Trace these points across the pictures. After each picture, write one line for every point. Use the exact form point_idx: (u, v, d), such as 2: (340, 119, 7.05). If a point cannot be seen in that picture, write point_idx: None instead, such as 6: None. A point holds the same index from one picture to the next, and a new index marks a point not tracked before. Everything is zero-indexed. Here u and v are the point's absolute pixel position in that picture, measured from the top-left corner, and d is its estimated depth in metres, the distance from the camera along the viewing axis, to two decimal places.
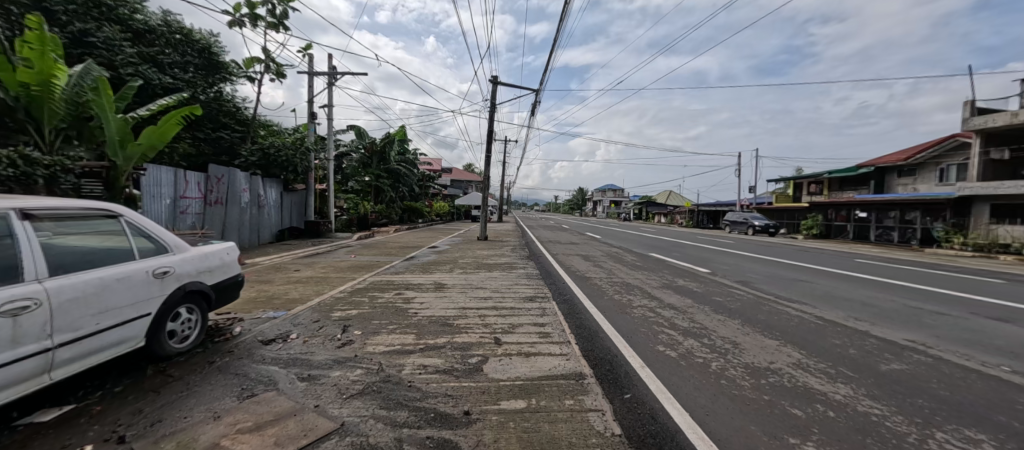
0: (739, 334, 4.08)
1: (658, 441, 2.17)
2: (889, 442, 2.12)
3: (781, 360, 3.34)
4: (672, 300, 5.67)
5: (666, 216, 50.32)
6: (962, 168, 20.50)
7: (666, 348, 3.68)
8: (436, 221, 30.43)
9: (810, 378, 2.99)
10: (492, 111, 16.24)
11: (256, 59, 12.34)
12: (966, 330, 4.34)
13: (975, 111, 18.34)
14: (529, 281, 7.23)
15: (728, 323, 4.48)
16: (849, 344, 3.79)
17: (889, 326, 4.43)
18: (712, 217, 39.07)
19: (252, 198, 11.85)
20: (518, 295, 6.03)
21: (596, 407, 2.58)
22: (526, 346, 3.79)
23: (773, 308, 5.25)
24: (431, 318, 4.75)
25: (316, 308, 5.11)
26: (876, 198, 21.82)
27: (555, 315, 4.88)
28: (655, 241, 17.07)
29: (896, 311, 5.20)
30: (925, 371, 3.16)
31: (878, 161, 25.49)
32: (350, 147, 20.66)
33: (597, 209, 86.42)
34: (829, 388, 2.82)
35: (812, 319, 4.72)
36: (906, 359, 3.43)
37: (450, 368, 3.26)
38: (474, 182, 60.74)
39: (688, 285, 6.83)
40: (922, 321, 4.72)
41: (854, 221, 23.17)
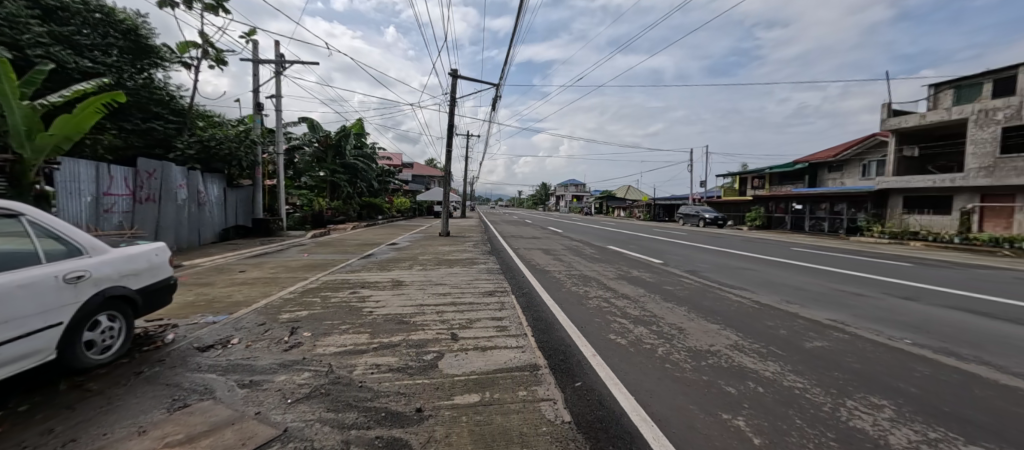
0: (685, 320, 4.31)
1: (605, 425, 2.26)
2: (808, 413, 2.33)
3: (720, 343, 3.57)
4: (626, 290, 5.89)
5: (625, 211, 52.24)
6: (880, 164, 22.82)
7: (617, 336, 3.82)
8: (397, 217, 29.81)
9: (744, 357, 3.22)
10: (453, 104, 16.05)
11: (193, 44, 11.38)
12: (879, 309, 4.84)
13: (890, 112, 20.32)
14: (489, 276, 7.23)
15: (676, 310, 4.74)
16: (780, 326, 4.12)
17: (814, 307, 4.87)
18: (668, 210, 41.00)
19: (191, 195, 10.96)
20: (476, 290, 6.01)
21: (548, 396, 2.63)
22: (482, 341, 3.80)
23: (717, 294, 5.61)
24: (386, 316, 4.62)
25: (262, 311, 4.82)
26: (811, 191, 23.75)
27: (514, 309, 4.92)
28: (613, 234, 17.58)
29: (823, 293, 5.70)
30: (841, 346, 3.51)
31: (811, 157, 27.81)
32: (303, 140, 19.78)
33: (559, 204, 88.16)
34: (760, 366, 3.06)
35: (750, 303, 5.08)
36: (829, 337, 3.77)
37: (404, 366, 3.20)
38: (436, 178, 59.95)
39: (641, 275, 7.15)
40: (844, 302, 5.22)
41: (791, 213, 25.22)
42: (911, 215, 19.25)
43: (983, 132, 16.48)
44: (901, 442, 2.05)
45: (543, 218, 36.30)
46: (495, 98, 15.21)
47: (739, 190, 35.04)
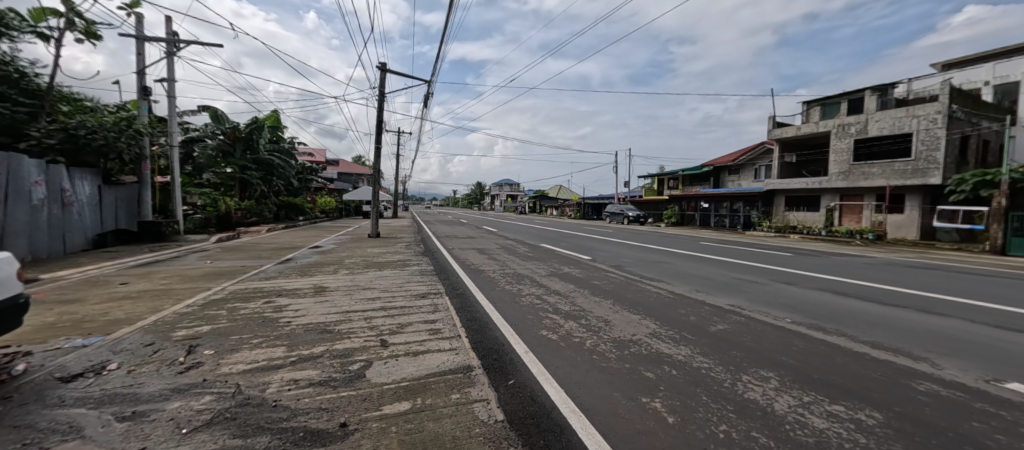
0: (610, 312, 4.60)
1: (537, 421, 2.31)
2: (712, 390, 2.61)
3: (641, 332, 3.87)
4: (557, 286, 6.11)
5: (558, 210, 54.31)
6: (768, 168, 26.51)
7: (548, 332, 3.95)
8: (321, 218, 27.71)
9: (660, 344, 3.52)
10: (382, 99, 15.33)
11: (52, 11, 9.40)
12: (768, 294, 5.61)
13: (775, 124, 23.69)
14: (422, 277, 7.03)
15: (602, 303, 5.04)
16: (690, 312, 4.58)
17: (718, 295, 5.49)
18: (596, 208, 43.46)
19: (52, 194, 9.06)
20: (408, 293, 5.81)
21: (481, 397, 2.62)
22: (414, 345, 3.67)
23: (638, 286, 6.07)
24: (306, 326, 4.25)
25: (151, 328, 4.15)
26: (716, 192, 26.79)
27: (447, 311, 4.83)
28: (546, 233, 18.13)
29: (724, 282, 6.46)
30: (739, 328, 4.00)
31: (715, 161, 31.38)
32: (205, 132, 17.52)
33: (494, 203, 88.90)
34: (674, 350, 3.37)
35: (666, 293, 5.58)
36: (729, 320, 4.28)
37: (326, 379, 2.97)
38: (365, 176, 56.81)
39: (571, 271, 7.48)
40: (741, 288, 5.96)
41: (700, 211, 28.21)
42: (790, 212, 22.62)
43: (841, 143, 19.94)
44: (783, 407, 2.39)
45: (478, 217, 36.31)
46: (427, 95, 14.79)
47: (657, 190, 38.29)
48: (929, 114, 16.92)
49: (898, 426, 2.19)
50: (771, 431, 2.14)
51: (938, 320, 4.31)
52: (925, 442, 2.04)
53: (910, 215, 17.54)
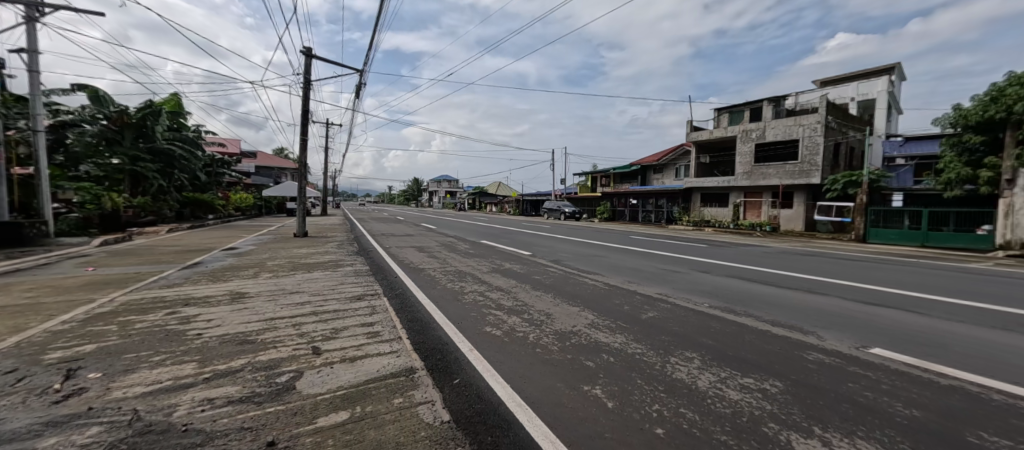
0: (551, 305, 4.74)
1: (484, 418, 2.30)
2: (645, 373, 2.82)
3: (580, 323, 4.04)
4: (499, 283, 6.14)
5: (497, 206, 54.68)
6: (686, 168, 29.16)
7: (491, 328, 3.95)
8: (236, 216, 24.90)
9: (598, 333, 3.71)
10: (307, 87, 14.13)
11: None
12: (689, 282, 6.17)
13: (692, 128, 26.10)
14: (357, 278, 6.64)
15: (543, 297, 5.17)
16: (624, 302, 4.89)
17: (648, 285, 5.92)
18: (534, 205, 44.47)
19: None
20: (342, 296, 5.45)
21: (426, 399, 2.55)
22: (350, 351, 3.45)
23: (576, 279, 6.33)
24: (223, 338, 3.79)
25: (11, 353, 3.40)
26: (643, 189, 28.85)
27: (386, 312, 4.62)
28: (486, 229, 18.14)
29: (653, 272, 6.99)
30: (666, 315, 4.36)
31: (642, 161, 33.76)
32: (81, 115, 14.76)
33: (432, 200, 86.91)
34: (611, 339, 3.57)
35: (602, 285, 5.90)
36: (658, 308, 4.64)
37: (249, 394, 2.68)
38: (288, 170, 52.12)
39: (513, 267, 7.57)
40: (667, 278, 6.49)
41: (629, 207, 30.19)
42: (704, 207, 25.12)
43: (745, 147, 22.56)
44: (705, 384, 2.65)
45: (416, 214, 35.24)
46: (359, 85, 13.94)
47: (591, 187, 40.22)
48: (811, 123, 19.83)
49: (795, 392, 2.55)
50: (695, 406, 2.36)
51: (822, 299, 5.08)
52: (816, 404, 2.39)
53: (797, 209, 20.47)
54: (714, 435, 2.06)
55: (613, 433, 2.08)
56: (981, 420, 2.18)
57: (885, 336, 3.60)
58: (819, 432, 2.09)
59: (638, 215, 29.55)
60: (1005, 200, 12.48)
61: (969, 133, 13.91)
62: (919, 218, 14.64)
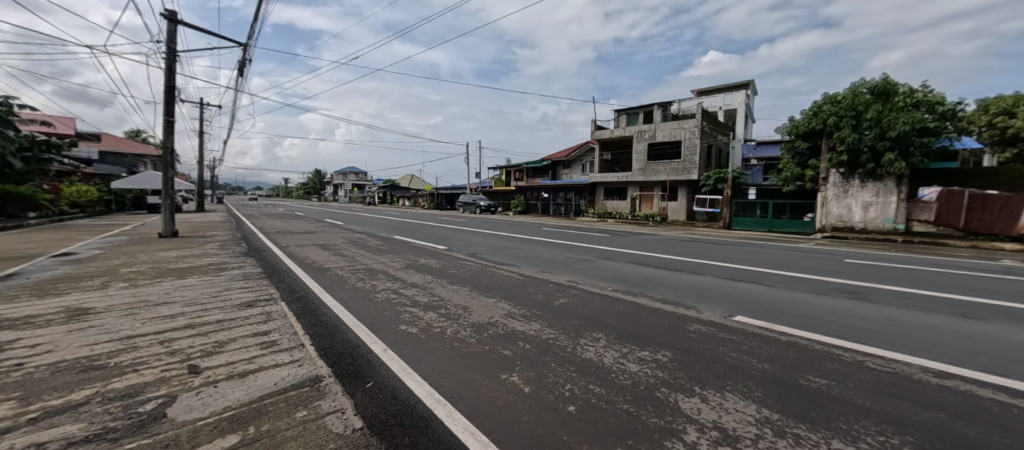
0: (468, 298, 4.75)
1: (402, 418, 2.22)
2: (559, 356, 2.99)
3: (497, 314, 4.12)
4: (415, 279, 5.94)
5: (410, 200, 52.67)
6: (591, 164, 31.49)
7: (407, 326, 3.81)
8: (71, 214, 19.90)
9: (515, 322, 3.83)
10: (172, 59, 11.84)
11: None
12: (595, 269, 6.71)
13: (596, 127, 28.21)
14: (246, 282, 5.82)
15: (460, 291, 5.16)
16: (538, 291, 5.12)
17: (559, 273, 6.29)
18: (449, 199, 43.88)
19: None
20: (228, 303, 4.74)
21: (335, 408, 2.36)
22: (240, 365, 3.02)
23: (493, 271, 6.44)
24: (57, 366, 3.02)
25: None
26: (554, 183, 30.42)
27: (285, 318, 4.15)
28: (398, 224, 17.33)
29: (564, 261, 7.43)
30: (576, 300, 4.68)
31: (552, 156, 35.50)
32: None
33: (338, 194, 80.15)
34: (526, 326, 3.72)
35: (517, 275, 6.09)
36: (569, 294, 4.96)
37: (100, 431, 2.18)
38: (149, 158, 43.26)
39: (428, 262, 7.39)
40: (576, 265, 6.97)
41: (541, 200, 31.58)
42: (607, 200, 27.43)
43: (640, 146, 25.15)
44: (610, 360, 2.92)
45: (318, 209, 32.19)
46: (244, 61, 12.16)
47: (505, 181, 41.07)
48: (690, 127, 22.91)
49: (680, 359, 2.95)
50: (601, 381, 2.58)
51: (700, 278, 5.94)
52: (697, 367, 2.80)
53: (681, 202, 23.55)
54: (617, 405, 2.28)
55: (530, 416, 2.17)
56: (808, 366, 2.78)
57: (746, 306, 4.36)
58: (699, 391, 2.46)
59: (549, 208, 31.09)
60: (821, 194, 16.28)
61: (800, 139, 17.01)
62: (768, 208, 17.91)
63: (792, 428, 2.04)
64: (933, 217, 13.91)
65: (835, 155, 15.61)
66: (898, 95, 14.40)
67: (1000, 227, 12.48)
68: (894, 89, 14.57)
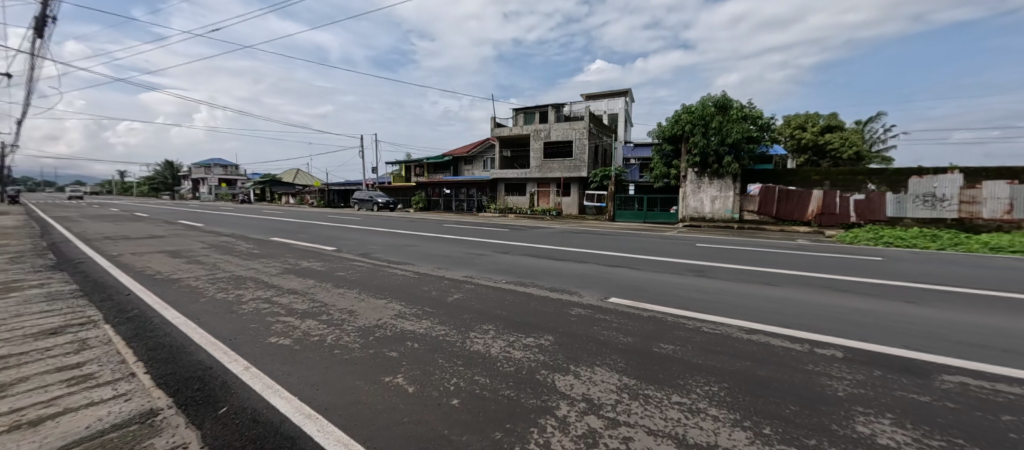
0: (355, 302, 4.44)
1: (262, 443, 1.96)
2: (447, 352, 2.98)
3: (386, 315, 3.93)
4: (293, 285, 5.32)
5: (295, 198, 46.97)
6: (492, 161, 32.13)
7: (278, 338, 3.40)
8: None
9: (404, 322, 3.71)
10: None
11: None
12: (492, 263, 6.89)
13: (496, 125, 28.82)
14: (52, 304, 4.52)
15: (347, 294, 4.79)
16: (432, 288, 5.04)
17: (456, 269, 6.29)
18: (342, 195, 40.37)
19: None
20: (19, 332, 3.62)
21: (173, 444, 1.97)
22: (29, 412, 2.32)
23: (386, 271, 6.13)
24: None
25: None
26: (456, 179, 30.25)
27: (109, 344, 3.33)
28: (277, 224, 15.33)
29: (462, 257, 7.43)
30: (470, 295, 4.73)
31: (453, 152, 35.20)
32: None
33: (198, 190, 67.37)
34: (416, 325, 3.63)
35: (412, 274, 5.91)
36: (463, 289, 5.00)
37: None
38: None
39: (311, 265, 6.71)
40: (474, 261, 7.06)
41: (443, 196, 31.16)
42: (508, 196, 28.28)
43: (537, 144, 26.47)
44: (496, 350, 3.02)
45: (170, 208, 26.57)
46: (44, 18, 9.36)
47: (405, 177, 39.36)
48: (580, 128, 24.90)
49: (560, 341, 3.19)
50: (486, 371, 2.66)
51: (585, 266, 6.54)
52: (573, 347, 3.07)
53: (573, 197, 25.51)
54: (499, 392, 2.37)
55: (412, 416, 2.12)
56: (662, 336, 3.26)
57: (619, 288, 4.94)
58: (572, 368, 2.70)
59: (451, 204, 30.82)
60: (682, 189, 19.15)
61: (665, 142, 19.91)
62: (643, 202, 20.49)
63: (644, 390, 2.38)
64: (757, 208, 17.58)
65: (690, 157, 18.54)
66: (733, 108, 17.70)
67: (798, 213, 16.58)
68: (731, 104, 17.87)
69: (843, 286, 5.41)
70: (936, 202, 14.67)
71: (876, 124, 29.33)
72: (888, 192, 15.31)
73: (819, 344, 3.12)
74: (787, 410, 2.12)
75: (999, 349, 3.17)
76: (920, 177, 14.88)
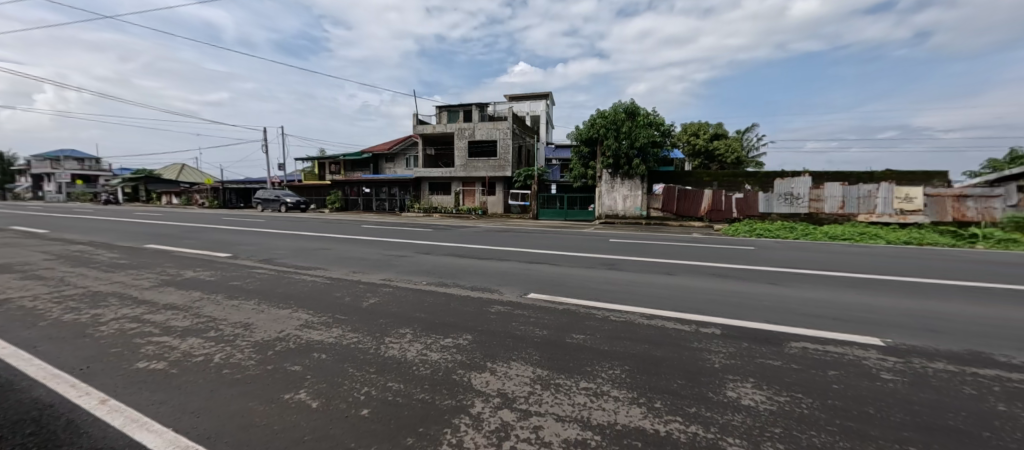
0: (252, 314, 3.97)
1: None
2: (358, 360, 2.82)
3: (289, 326, 3.58)
4: (173, 299, 4.58)
5: (179, 197, 40.39)
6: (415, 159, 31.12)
7: (149, 362, 2.89)
8: None
9: (311, 333, 3.41)
10: None
11: None
12: (413, 264, 6.68)
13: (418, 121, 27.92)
14: None
15: (242, 306, 4.26)
16: (346, 294, 4.72)
17: (373, 272, 5.97)
18: (241, 195, 35.77)
19: None
20: None
21: None
22: None
23: (291, 278, 5.58)
24: None
25: None
26: (375, 178, 28.69)
27: None
28: (153, 228, 13.02)
29: (380, 259, 7.08)
30: (387, 298, 4.52)
31: (373, 149, 33.32)
32: None
33: (40, 189, 54.36)
34: (324, 335, 3.37)
35: (323, 280, 5.46)
36: (380, 293, 4.77)
37: None
38: None
39: (198, 275, 5.84)
40: (393, 262, 6.77)
41: (362, 195, 29.43)
42: (432, 195, 27.62)
43: (461, 143, 26.25)
44: (412, 354, 2.94)
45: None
46: None
47: (318, 174, 36.20)
48: (504, 128, 25.28)
49: (479, 340, 3.22)
50: (400, 376, 2.57)
51: (507, 264, 6.68)
52: (490, 344, 3.11)
53: (498, 196, 25.86)
54: (413, 396, 2.32)
55: (315, 432, 1.97)
56: (574, 327, 3.47)
57: (537, 284, 5.14)
58: (489, 365, 2.74)
59: (372, 203, 29.25)
60: (598, 188, 20.54)
61: (582, 144, 21.16)
62: (564, 200, 21.58)
63: (555, 379, 2.51)
64: (661, 206, 19.57)
65: (605, 158, 19.96)
66: (641, 115, 19.47)
67: (693, 210, 18.87)
68: (638, 111, 19.61)
69: (725, 272, 6.30)
70: (791, 200, 17.76)
71: (750, 134, 34.56)
72: (760, 191, 18.12)
73: (703, 324, 3.59)
74: (674, 384, 2.40)
75: (829, 318, 3.97)
76: (783, 178, 17.84)
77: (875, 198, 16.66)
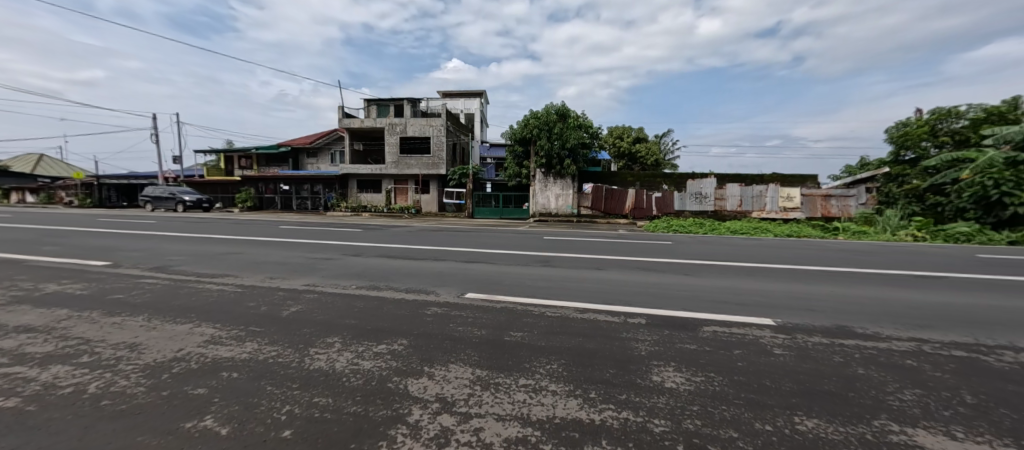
0: (141, 332, 3.39)
1: None
2: (278, 376, 2.55)
3: (191, 343, 3.13)
4: (29, 319, 3.73)
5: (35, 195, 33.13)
6: (341, 154, 29.12)
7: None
8: None
9: (218, 349, 3.01)
10: None
11: None
12: (340, 267, 6.24)
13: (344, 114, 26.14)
14: None
15: (127, 323, 3.62)
16: (261, 303, 4.24)
17: (295, 277, 5.46)
18: (124, 192, 30.45)
19: None
20: None
21: None
22: None
23: (193, 288, 4.88)
24: None
25: None
26: (295, 174, 26.29)
27: None
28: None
29: (303, 263, 6.50)
30: (311, 306, 4.16)
31: (291, 142, 30.48)
32: None
33: None
34: (236, 351, 2.99)
35: (234, 288, 4.86)
36: (303, 300, 4.37)
37: None
38: None
39: (64, 289, 4.83)
40: (318, 266, 6.26)
41: (280, 193, 27.01)
42: (361, 193, 25.95)
43: (392, 139, 25.11)
44: (341, 364, 2.73)
45: None
46: None
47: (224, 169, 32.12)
48: (438, 125, 24.73)
49: (415, 344, 3.10)
50: (328, 390, 2.38)
51: (443, 264, 6.54)
52: (427, 348, 3.01)
53: (432, 195, 25.26)
54: (344, 410, 2.15)
55: None
56: (512, 325, 3.50)
57: (475, 284, 5.10)
58: (426, 369, 2.65)
59: (292, 202, 26.98)
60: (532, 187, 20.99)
61: (517, 144, 21.51)
62: (499, 199, 21.74)
63: (495, 379, 2.50)
64: (590, 204, 20.63)
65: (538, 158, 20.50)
66: (571, 117, 20.36)
67: (619, 208, 20.22)
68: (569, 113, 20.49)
69: (648, 266, 6.83)
70: (701, 199, 19.83)
71: (666, 139, 38.00)
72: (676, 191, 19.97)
73: (630, 315, 3.85)
74: (607, 374, 2.53)
75: (733, 303, 4.50)
76: (694, 179, 19.85)
77: (765, 198, 19.30)
